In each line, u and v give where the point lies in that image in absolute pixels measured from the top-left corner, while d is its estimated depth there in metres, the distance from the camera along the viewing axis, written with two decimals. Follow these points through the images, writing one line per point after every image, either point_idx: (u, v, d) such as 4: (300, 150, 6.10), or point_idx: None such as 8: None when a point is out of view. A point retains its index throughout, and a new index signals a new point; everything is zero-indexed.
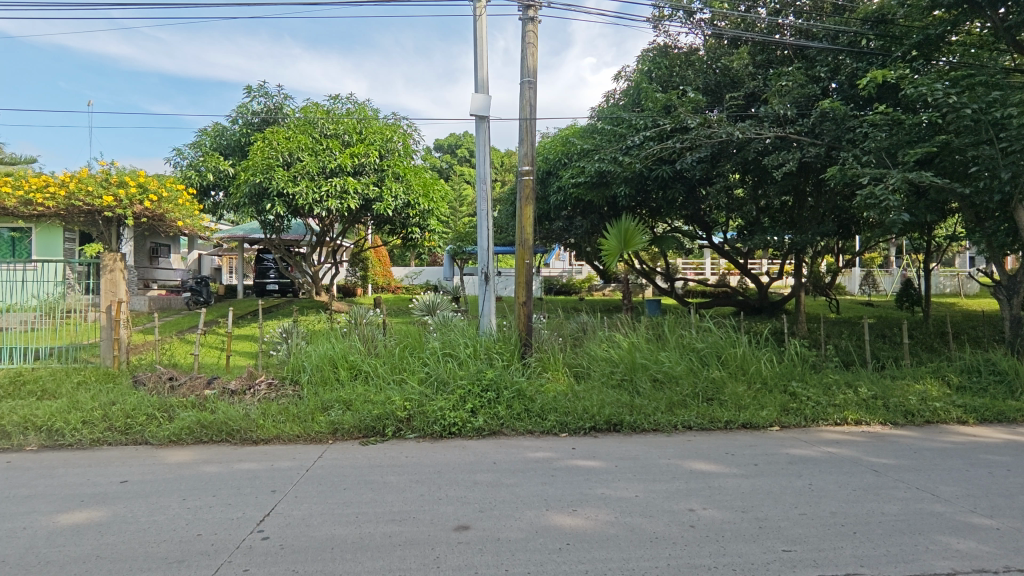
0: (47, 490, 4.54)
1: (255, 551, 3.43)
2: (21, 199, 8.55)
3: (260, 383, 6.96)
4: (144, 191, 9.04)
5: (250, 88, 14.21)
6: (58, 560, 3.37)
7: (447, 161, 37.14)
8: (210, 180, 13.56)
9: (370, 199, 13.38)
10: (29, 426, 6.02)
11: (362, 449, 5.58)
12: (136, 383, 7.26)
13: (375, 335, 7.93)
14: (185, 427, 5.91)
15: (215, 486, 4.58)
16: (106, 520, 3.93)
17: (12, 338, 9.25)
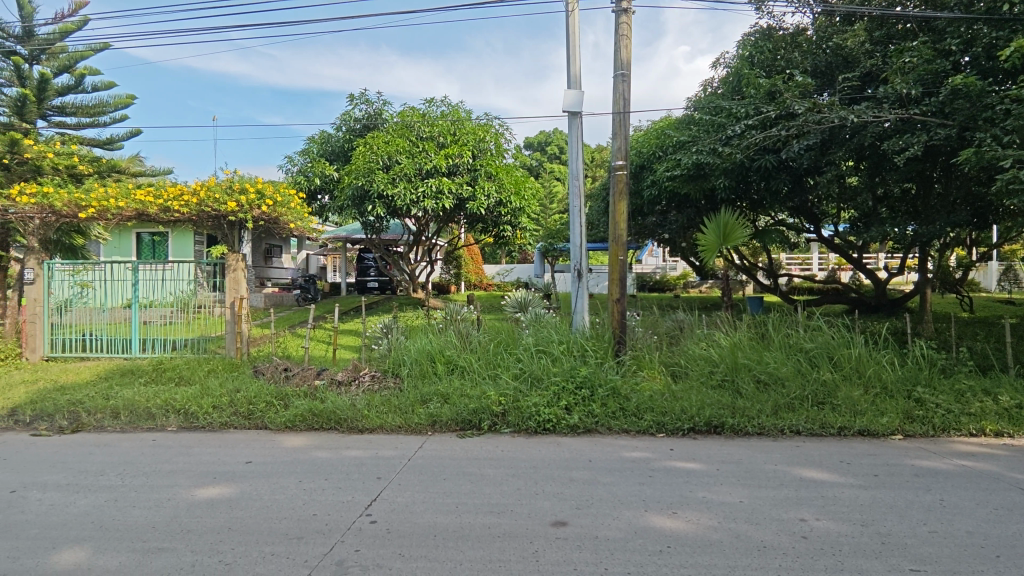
0: (185, 467, 5.07)
1: (364, 534, 3.64)
2: (160, 207, 9.55)
3: (364, 375, 7.37)
4: (262, 196, 9.80)
5: (353, 96, 14.99)
6: (196, 529, 3.75)
7: (537, 159, 37.36)
8: (317, 184, 14.50)
9: (463, 198, 13.75)
10: (170, 409, 6.76)
11: (460, 442, 5.74)
12: (257, 372, 7.93)
13: (469, 331, 8.15)
14: (299, 415, 6.38)
15: (327, 470, 4.91)
16: (235, 496, 4.33)
17: (154, 330, 10.43)
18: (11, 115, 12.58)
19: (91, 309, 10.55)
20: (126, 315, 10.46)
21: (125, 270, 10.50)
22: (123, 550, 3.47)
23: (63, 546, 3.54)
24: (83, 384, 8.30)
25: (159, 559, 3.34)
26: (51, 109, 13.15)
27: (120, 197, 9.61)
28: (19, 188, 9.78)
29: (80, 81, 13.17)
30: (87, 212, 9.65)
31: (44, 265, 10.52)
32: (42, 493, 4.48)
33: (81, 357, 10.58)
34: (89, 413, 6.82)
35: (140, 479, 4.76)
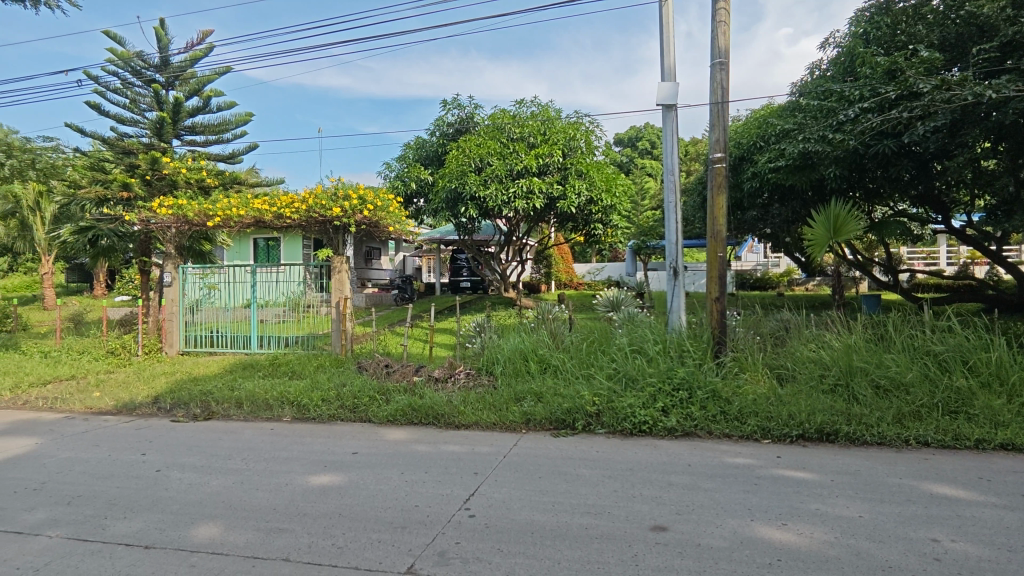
0: (300, 455, 5.47)
1: (463, 527, 3.73)
2: (274, 214, 10.35)
3: (460, 373, 7.58)
4: (364, 201, 10.34)
5: (446, 102, 15.47)
6: (311, 514, 4.02)
7: (627, 156, 36.72)
8: (413, 188, 15.11)
9: (554, 197, 13.78)
10: (285, 401, 7.31)
11: (555, 441, 5.76)
12: (360, 368, 8.38)
13: (561, 331, 8.14)
14: (400, 410, 6.67)
15: (427, 464, 5.10)
16: (343, 485, 4.59)
17: (270, 327, 11.33)
18: (152, 136, 14.14)
19: (217, 308, 11.64)
20: (246, 314, 11.44)
21: (245, 272, 11.48)
22: (249, 529, 3.79)
23: (200, 521, 3.93)
24: (212, 376, 9.18)
25: (280, 538, 3.62)
26: (183, 129, 14.65)
27: (241, 206, 10.52)
28: (159, 200, 10.99)
29: (207, 102, 14.56)
30: (214, 220, 10.65)
31: (179, 269, 11.76)
32: (181, 473, 5.01)
33: (209, 352, 11.70)
34: (217, 403, 7.53)
35: (262, 465, 5.18)
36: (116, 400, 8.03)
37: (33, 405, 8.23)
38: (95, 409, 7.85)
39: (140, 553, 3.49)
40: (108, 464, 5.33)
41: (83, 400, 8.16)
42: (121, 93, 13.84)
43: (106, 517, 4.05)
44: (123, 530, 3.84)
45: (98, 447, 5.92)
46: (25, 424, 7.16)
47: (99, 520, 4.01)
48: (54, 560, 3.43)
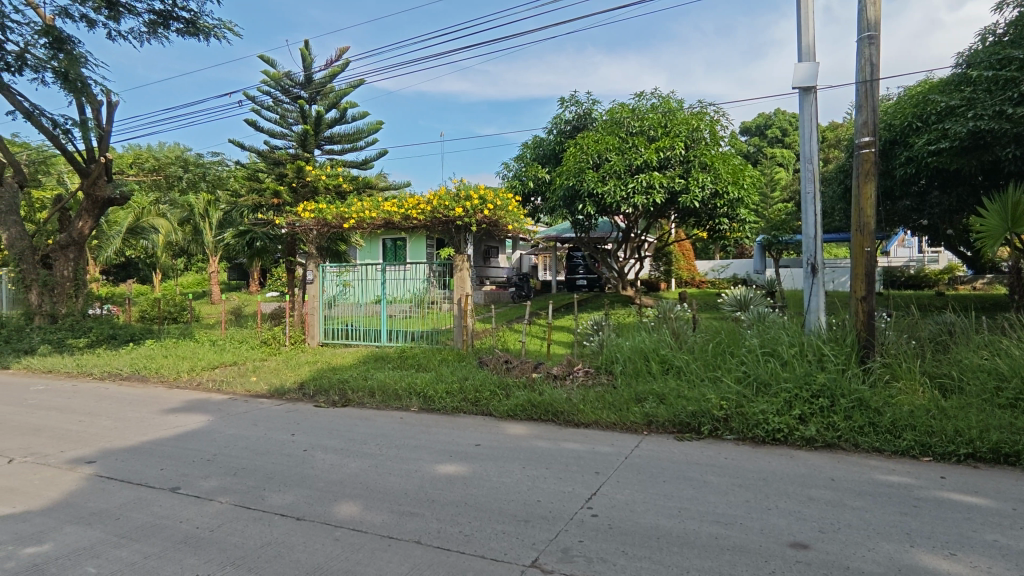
0: (428, 444, 5.76)
1: (586, 526, 3.71)
2: (402, 215, 10.97)
3: (579, 371, 7.56)
4: (484, 201, 10.62)
5: (564, 100, 15.46)
6: (439, 501, 4.21)
7: (754, 146, 34.46)
8: (530, 187, 15.29)
9: (675, 191, 13.27)
10: (412, 391, 7.73)
11: (679, 445, 5.54)
12: (481, 363, 8.65)
13: (684, 331, 7.83)
14: (519, 405, 6.79)
15: (547, 460, 5.14)
16: (468, 476, 4.75)
17: (398, 322, 12.04)
18: (298, 147, 15.60)
19: (351, 304, 12.58)
20: (376, 309, 12.25)
21: (376, 270, 12.32)
22: (384, 510, 4.05)
23: (342, 499, 4.27)
24: (349, 367, 9.94)
25: (412, 521, 3.83)
26: (323, 140, 16.01)
27: (373, 209, 11.29)
28: (303, 205, 12.09)
29: (344, 114, 15.78)
30: (349, 223, 11.51)
31: (319, 267, 12.86)
32: (325, 454, 5.48)
33: (345, 344, 12.66)
34: (353, 391, 8.14)
35: (394, 451, 5.52)
36: (269, 386, 8.98)
37: (204, 387, 9.44)
38: (252, 393, 8.82)
39: (292, 523, 3.87)
40: (265, 442, 5.96)
41: (243, 384, 9.22)
42: (273, 110, 15.41)
43: (265, 489, 4.54)
44: (277, 501, 4.27)
45: (256, 426, 6.66)
46: (199, 403, 8.23)
47: (259, 491, 4.50)
48: (224, 523, 3.91)
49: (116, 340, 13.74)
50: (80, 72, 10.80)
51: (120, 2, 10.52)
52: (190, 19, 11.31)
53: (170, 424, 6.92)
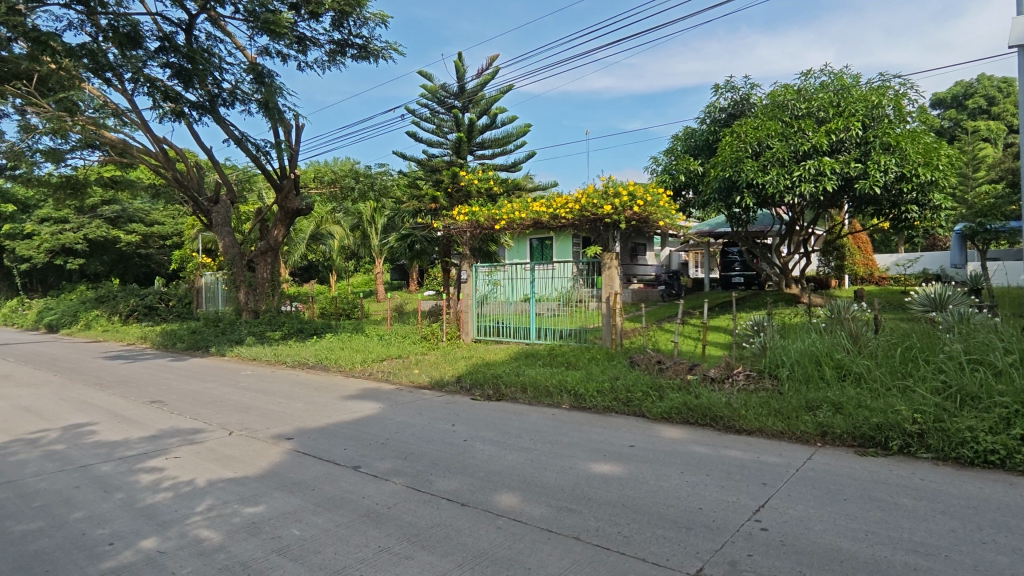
0: (581, 442, 5.79)
1: (755, 540, 3.47)
2: (551, 215, 11.10)
3: (738, 373, 7.07)
4: (633, 197, 10.39)
5: (718, 86, 14.61)
6: (596, 499, 4.22)
7: (949, 120, 29.81)
8: (682, 181, 14.68)
9: (850, 177, 11.91)
10: (563, 388, 7.83)
11: (861, 460, 4.96)
12: (632, 362, 8.49)
13: (864, 333, 7.01)
14: (675, 407, 6.55)
15: (708, 466, 4.90)
16: (623, 476, 4.70)
17: (547, 320, 12.30)
18: (452, 154, 16.57)
19: (502, 302, 13.06)
20: (526, 307, 12.61)
21: (525, 270, 12.69)
22: (542, 504, 4.15)
23: (502, 490, 4.47)
24: (501, 362, 10.35)
25: (569, 517, 3.88)
26: (475, 146, 16.82)
27: (523, 210, 11.60)
28: (458, 209, 12.82)
29: (494, 119, 16.43)
30: (500, 224, 11.97)
31: (473, 268, 13.56)
32: (484, 445, 5.76)
33: (496, 340, 13.17)
34: (506, 386, 8.45)
35: (549, 447, 5.64)
36: (430, 378, 9.66)
37: (375, 376, 10.45)
38: (416, 384, 9.57)
39: (458, 509, 4.12)
40: (431, 430, 6.43)
41: (408, 376, 10.04)
42: (430, 121, 16.52)
43: (432, 474, 4.89)
44: (443, 487, 4.57)
45: (421, 415, 7.21)
46: (371, 391, 9.12)
47: (428, 476, 4.86)
48: (399, 503, 4.28)
49: (303, 333, 15.73)
50: (277, 102, 12.52)
51: (307, 37, 12.00)
52: (363, 44, 12.53)
53: (349, 409, 7.74)
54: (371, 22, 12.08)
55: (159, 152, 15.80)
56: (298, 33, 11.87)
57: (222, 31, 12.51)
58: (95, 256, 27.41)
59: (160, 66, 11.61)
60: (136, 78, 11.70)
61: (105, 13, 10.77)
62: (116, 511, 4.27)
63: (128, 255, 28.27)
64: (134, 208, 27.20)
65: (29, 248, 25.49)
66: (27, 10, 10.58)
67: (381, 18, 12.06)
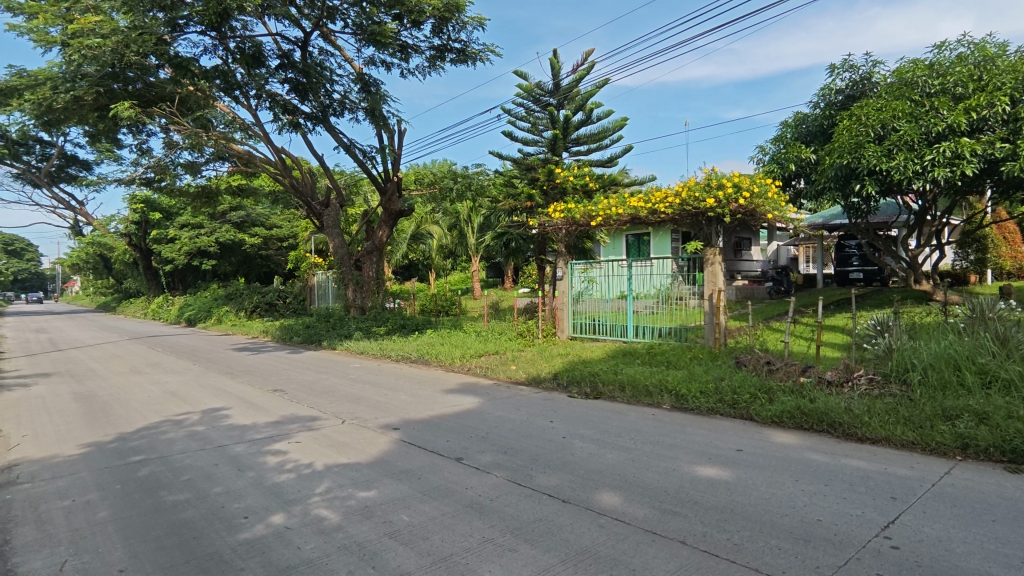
0: (684, 444, 5.60)
1: (884, 558, 3.19)
2: (649, 210, 10.77)
3: (860, 377, 6.50)
4: (738, 189, 9.85)
5: (834, 66, 13.53)
6: (702, 503, 4.06)
7: None
8: (792, 170, 13.75)
9: (995, 159, 10.58)
10: (664, 388, 7.61)
11: (1011, 478, 4.40)
12: (738, 363, 8.08)
13: (1014, 334, 6.23)
14: (786, 411, 6.16)
15: (826, 475, 4.56)
16: (732, 481, 4.49)
17: (645, 318, 12.04)
18: (548, 152, 16.58)
19: (598, 300, 12.90)
20: (623, 305, 12.42)
21: (622, 266, 12.45)
22: (645, 505, 4.06)
23: (603, 488, 4.42)
24: (598, 360, 10.24)
25: (674, 520, 3.77)
26: (571, 142, 16.74)
27: (619, 205, 11.35)
28: (554, 206, 12.77)
29: (590, 115, 16.27)
30: (597, 220, 11.80)
31: (568, 265, 13.50)
32: (583, 443, 5.73)
33: (592, 338, 13.06)
34: (603, 384, 8.36)
35: (651, 447, 5.50)
36: (527, 374, 9.77)
37: (474, 372, 10.73)
38: (513, 380, 9.72)
39: (559, 505, 4.13)
40: (530, 426, 6.49)
41: (505, 371, 10.21)
42: (526, 119, 16.63)
43: (532, 469, 4.94)
44: (544, 482, 4.61)
45: (519, 410, 7.31)
46: (471, 386, 9.36)
47: (529, 471, 4.91)
48: (501, 495, 4.37)
49: (406, 328, 16.47)
50: (382, 109, 13.19)
51: (409, 45, 12.52)
52: (461, 48, 12.88)
53: (450, 402, 8.01)
54: (469, 26, 12.37)
55: (278, 161, 17.17)
56: (401, 41, 12.41)
57: (332, 45, 13.36)
58: (224, 257, 30.30)
59: (280, 81, 12.61)
60: (259, 94, 12.80)
61: (233, 37, 11.85)
62: (249, 488, 4.71)
63: (252, 256, 30.99)
64: (256, 213, 29.81)
65: (172, 251, 28.65)
66: (170, 37, 11.66)
67: (479, 21, 12.32)
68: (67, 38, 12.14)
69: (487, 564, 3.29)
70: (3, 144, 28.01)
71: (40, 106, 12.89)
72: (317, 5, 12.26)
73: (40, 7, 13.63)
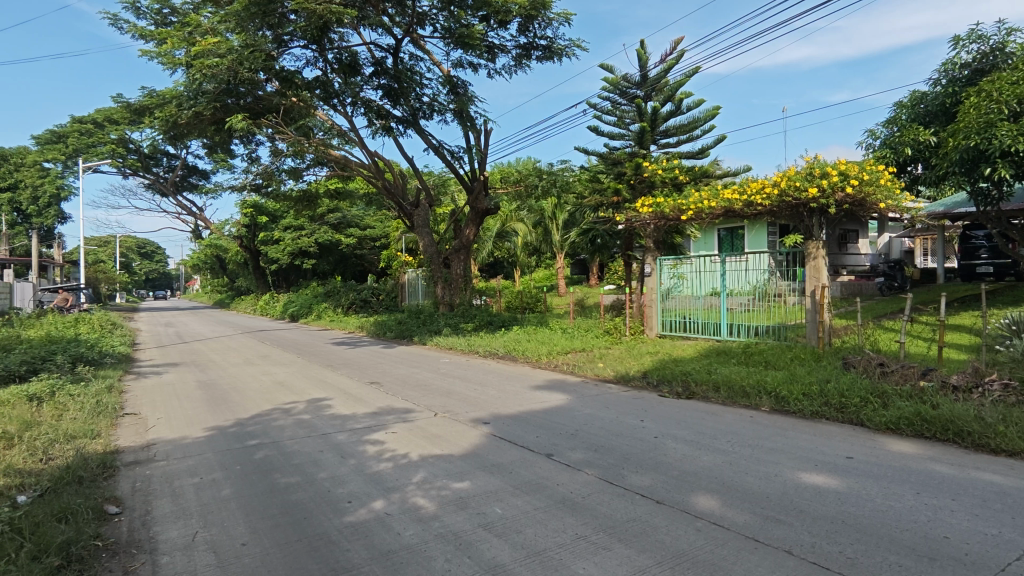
0: (787, 448, 5.29)
1: None
2: (745, 202, 10.23)
3: (993, 383, 5.85)
4: (845, 177, 9.15)
5: (959, 38, 12.23)
6: (809, 512, 3.82)
7: None
8: (908, 155, 12.61)
9: None
10: (763, 390, 7.22)
11: None
12: (846, 364, 7.52)
13: None
14: (904, 418, 5.67)
15: (954, 489, 4.14)
16: (842, 490, 4.19)
17: (740, 316, 11.54)
18: (635, 145, 16.20)
19: (688, 297, 12.48)
20: (715, 302, 11.94)
21: (714, 262, 11.89)
22: (746, 511, 3.88)
23: (699, 491, 4.28)
24: (691, 359, 9.90)
25: (779, 528, 3.58)
26: (659, 135, 16.28)
27: (711, 198, 10.87)
28: (642, 201, 12.43)
29: (680, 105, 15.73)
30: (687, 214, 11.37)
31: (656, 261, 13.14)
32: (676, 444, 5.56)
33: (683, 336, 12.66)
34: (697, 384, 8.07)
35: (750, 451, 5.25)
36: (616, 372, 9.63)
37: (561, 369, 10.72)
38: (601, 377, 9.62)
39: (653, 505, 4.05)
40: (620, 424, 6.38)
41: (593, 369, 10.13)
42: (613, 113, 16.36)
43: (624, 468, 4.86)
44: (637, 482, 4.52)
45: (608, 408, 7.22)
46: (559, 383, 9.37)
47: (621, 470, 4.84)
48: (593, 493, 4.34)
49: (492, 325, 16.74)
50: (470, 110, 13.46)
51: (496, 45, 12.71)
52: (547, 45, 12.88)
53: (538, 399, 8.05)
54: (554, 22, 12.35)
55: (372, 164, 17.99)
56: (488, 42, 12.62)
57: (422, 50, 13.79)
58: (324, 257, 32.22)
59: (373, 88, 13.20)
60: (355, 101, 13.42)
61: (332, 48, 12.56)
62: (352, 474, 4.99)
63: (348, 255, 32.75)
64: (352, 214, 31.50)
65: (278, 251, 30.87)
66: (276, 53, 12.57)
67: (565, 16, 12.26)
68: (190, 59, 13.44)
69: (581, 561, 3.28)
70: (137, 158, 31.45)
71: (168, 122, 14.36)
72: (408, 12, 12.71)
73: (168, 33, 15.13)
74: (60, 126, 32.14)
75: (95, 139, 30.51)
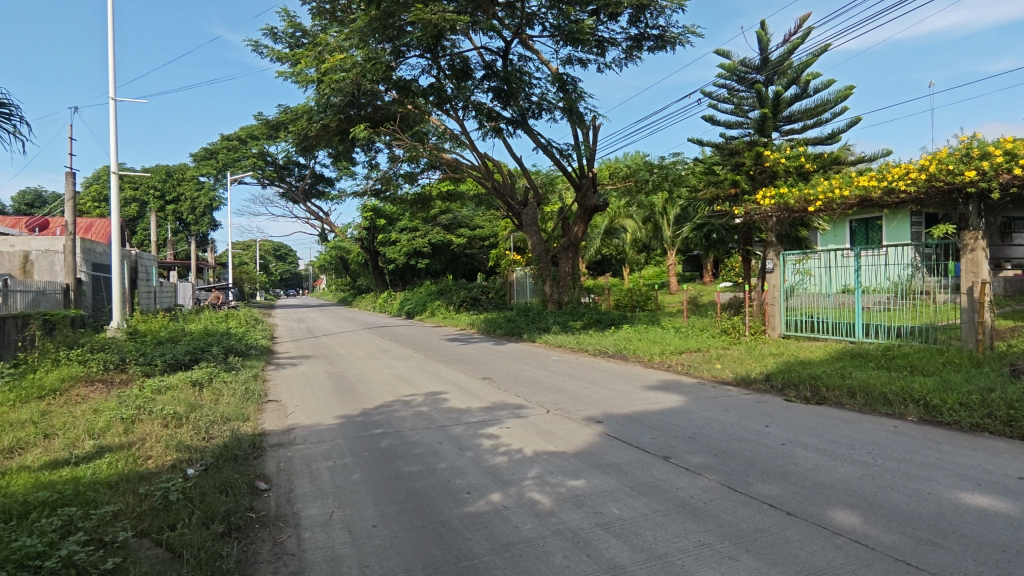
0: (941, 463, 4.73)
1: None
2: (885, 189, 9.24)
3: None
4: (1014, 156, 7.82)
5: None
6: (973, 537, 3.39)
7: None
8: None
9: None
10: (909, 398, 6.50)
11: None
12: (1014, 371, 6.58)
13: None
14: None
15: None
16: (1013, 515, 3.67)
17: (877, 316, 10.49)
18: (754, 133, 15.24)
19: (816, 294, 11.56)
20: (849, 300, 10.95)
21: (847, 256, 11.01)
22: (893, 530, 3.52)
23: (836, 505, 3.94)
24: (820, 362, 9.15)
25: (935, 553, 3.20)
26: (782, 121, 15.20)
27: (844, 187, 9.95)
28: (762, 192, 11.61)
29: (806, 87, 14.57)
30: (815, 206, 10.47)
31: (779, 256, 12.29)
32: (806, 452, 5.17)
33: (811, 337, 11.74)
34: (828, 388, 7.44)
35: (894, 464, 4.75)
36: (735, 373, 9.15)
37: (675, 369, 10.37)
38: (719, 378, 9.19)
39: (784, 517, 3.79)
40: (743, 429, 6.04)
41: (709, 370, 9.69)
42: (730, 100, 15.49)
43: (749, 475, 4.60)
44: (764, 491, 4.26)
45: (728, 412, 6.86)
46: (673, 383, 9.06)
47: (745, 476, 4.58)
48: (716, 499, 4.15)
49: (601, 323, 16.57)
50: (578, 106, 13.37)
51: (606, 39, 12.54)
52: (659, 34, 12.48)
53: (652, 399, 7.85)
54: (667, 10, 11.95)
55: (482, 165, 18.42)
56: (598, 36, 12.49)
57: (531, 50, 13.95)
58: (436, 256, 33.60)
59: (484, 91, 13.55)
60: (466, 105, 13.88)
61: (445, 55, 13.06)
62: (469, 466, 5.17)
63: (458, 255, 33.90)
64: (462, 214, 32.57)
65: (395, 251, 32.67)
66: (395, 63, 13.31)
67: (679, 3, 11.82)
68: (319, 75, 14.57)
69: (705, 569, 3.15)
70: (274, 169, 34.72)
71: (300, 135, 15.65)
72: (517, 14, 12.93)
73: (300, 54, 16.55)
74: (212, 144, 36.29)
75: (240, 154, 34.12)
